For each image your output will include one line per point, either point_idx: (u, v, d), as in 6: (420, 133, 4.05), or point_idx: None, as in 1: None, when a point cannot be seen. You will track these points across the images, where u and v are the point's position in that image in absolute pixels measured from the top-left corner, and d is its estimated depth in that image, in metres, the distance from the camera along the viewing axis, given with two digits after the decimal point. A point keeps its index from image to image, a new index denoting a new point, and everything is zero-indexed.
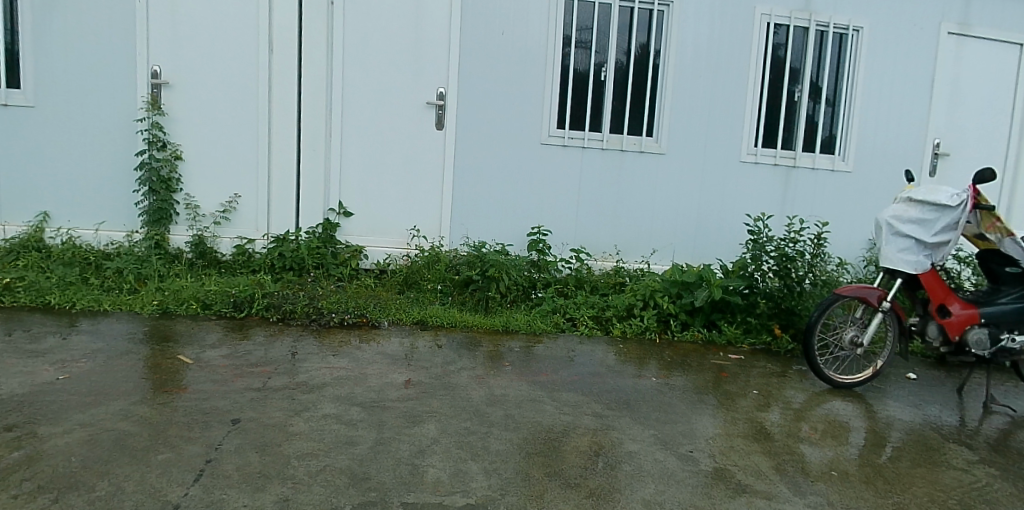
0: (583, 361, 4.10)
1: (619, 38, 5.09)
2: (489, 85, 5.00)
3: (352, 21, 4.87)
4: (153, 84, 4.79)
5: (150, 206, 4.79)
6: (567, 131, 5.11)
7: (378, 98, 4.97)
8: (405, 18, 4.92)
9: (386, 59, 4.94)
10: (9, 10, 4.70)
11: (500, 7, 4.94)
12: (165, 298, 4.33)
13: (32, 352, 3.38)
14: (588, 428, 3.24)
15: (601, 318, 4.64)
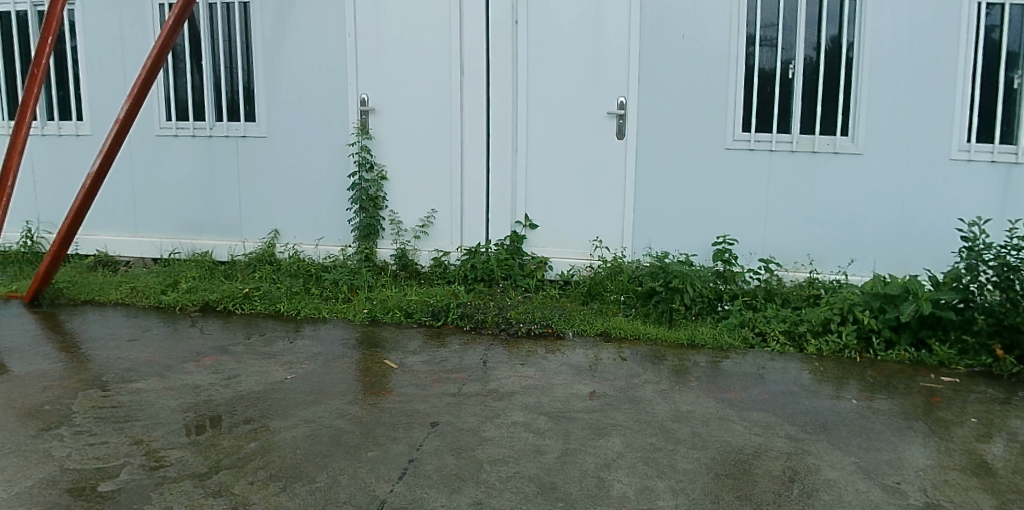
0: (775, 379, 3.89)
1: (807, 32, 4.77)
2: (670, 93, 4.91)
3: (535, 35, 5.02)
4: (362, 111, 5.25)
5: (361, 222, 5.23)
6: (753, 134, 4.87)
7: (558, 109, 5.07)
8: (583, 28, 4.96)
9: (566, 69, 5.02)
10: (247, 53, 5.37)
11: (681, 11, 4.81)
12: (373, 307, 4.70)
13: (266, 353, 3.81)
14: (781, 452, 3.08)
15: (795, 334, 4.36)
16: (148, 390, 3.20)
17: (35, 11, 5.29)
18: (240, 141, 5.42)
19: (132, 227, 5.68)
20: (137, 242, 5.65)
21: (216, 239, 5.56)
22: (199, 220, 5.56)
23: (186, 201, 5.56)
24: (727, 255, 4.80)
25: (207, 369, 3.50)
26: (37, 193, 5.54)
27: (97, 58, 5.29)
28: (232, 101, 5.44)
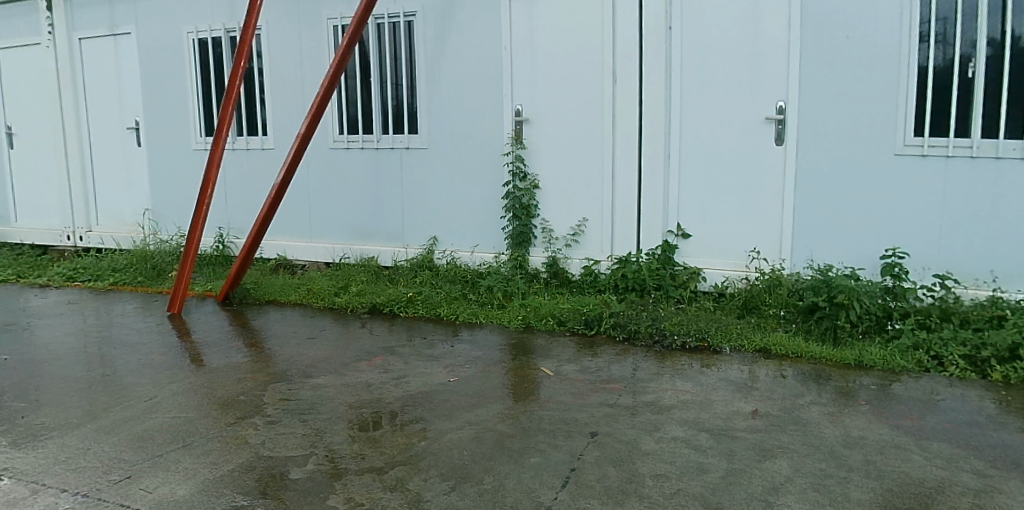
0: (955, 407, 3.53)
1: (990, 21, 4.15)
2: (833, 94, 4.56)
3: (689, 40, 4.87)
4: (516, 121, 5.35)
5: (514, 230, 5.33)
6: (927, 138, 4.35)
7: (713, 114, 4.88)
8: (740, 29, 4.74)
9: (720, 74, 4.83)
10: (410, 68, 5.63)
11: (847, 9, 4.45)
12: (527, 314, 4.75)
13: (430, 355, 3.95)
14: (968, 488, 2.77)
15: (977, 359, 3.92)
16: (326, 386, 3.41)
17: (229, 37, 5.84)
18: (403, 152, 5.70)
19: (307, 233, 6.12)
20: (312, 248, 6.08)
21: (381, 245, 5.86)
22: (365, 226, 5.90)
23: (354, 209, 5.91)
24: (897, 269, 4.36)
25: (377, 368, 3.68)
26: (228, 202, 6.10)
27: (280, 78, 5.75)
28: (396, 114, 5.72)
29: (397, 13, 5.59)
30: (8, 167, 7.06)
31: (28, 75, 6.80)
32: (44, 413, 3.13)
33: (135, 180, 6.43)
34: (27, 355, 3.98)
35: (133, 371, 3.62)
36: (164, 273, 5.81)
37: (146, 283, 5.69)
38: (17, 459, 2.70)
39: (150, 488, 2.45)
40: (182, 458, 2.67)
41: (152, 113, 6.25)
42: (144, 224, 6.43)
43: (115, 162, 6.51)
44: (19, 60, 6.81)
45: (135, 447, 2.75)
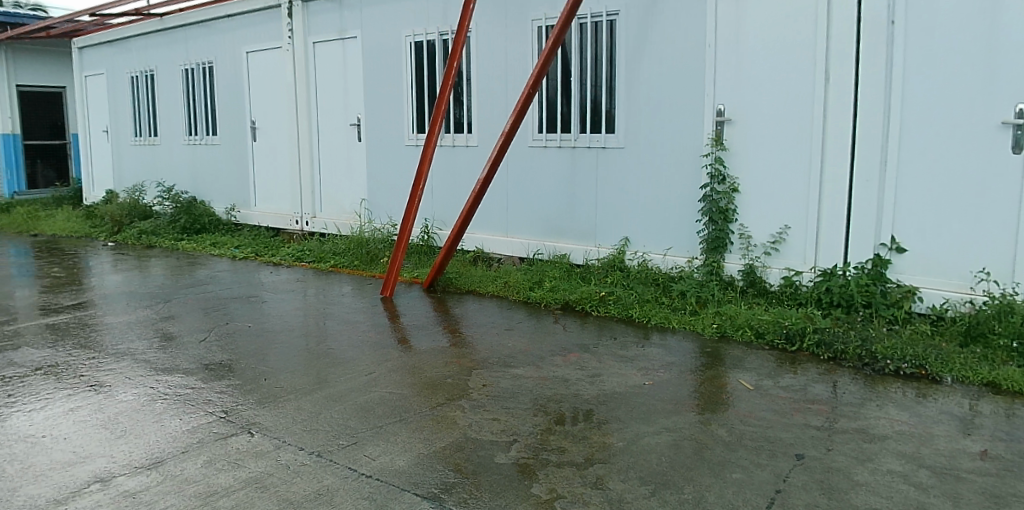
0: None
1: None
2: None
3: (914, 33, 4.35)
4: (717, 121, 5.13)
5: (710, 234, 5.15)
6: None
7: (938, 116, 4.33)
8: (976, 20, 4.15)
9: (949, 71, 4.26)
10: (611, 67, 5.64)
11: None
12: (722, 322, 4.59)
13: (624, 357, 3.94)
14: None
15: None
16: (524, 377, 3.52)
17: (442, 40, 6.19)
18: (600, 151, 5.72)
19: (503, 228, 6.37)
20: (508, 242, 6.30)
21: (574, 243, 5.94)
22: (558, 224, 6.01)
23: (550, 207, 6.03)
24: None
25: (573, 364, 3.73)
26: (433, 195, 6.48)
27: (486, 78, 6.02)
28: (595, 113, 5.76)
29: (600, 12, 5.62)
30: (251, 157, 8.00)
31: (271, 76, 7.66)
32: (282, 378, 3.56)
33: (354, 174, 7.02)
34: (265, 324, 4.51)
35: (353, 348, 4.00)
36: (377, 259, 6.29)
37: (361, 268, 6.21)
38: (263, 416, 3.09)
39: (373, 455, 2.68)
40: (399, 431, 2.89)
41: (371, 110, 6.79)
42: (359, 213, 7.01)
43: (338, 155, 7.14)
44: (264, 62, 7.68)
45: (359, 417, 3.03)
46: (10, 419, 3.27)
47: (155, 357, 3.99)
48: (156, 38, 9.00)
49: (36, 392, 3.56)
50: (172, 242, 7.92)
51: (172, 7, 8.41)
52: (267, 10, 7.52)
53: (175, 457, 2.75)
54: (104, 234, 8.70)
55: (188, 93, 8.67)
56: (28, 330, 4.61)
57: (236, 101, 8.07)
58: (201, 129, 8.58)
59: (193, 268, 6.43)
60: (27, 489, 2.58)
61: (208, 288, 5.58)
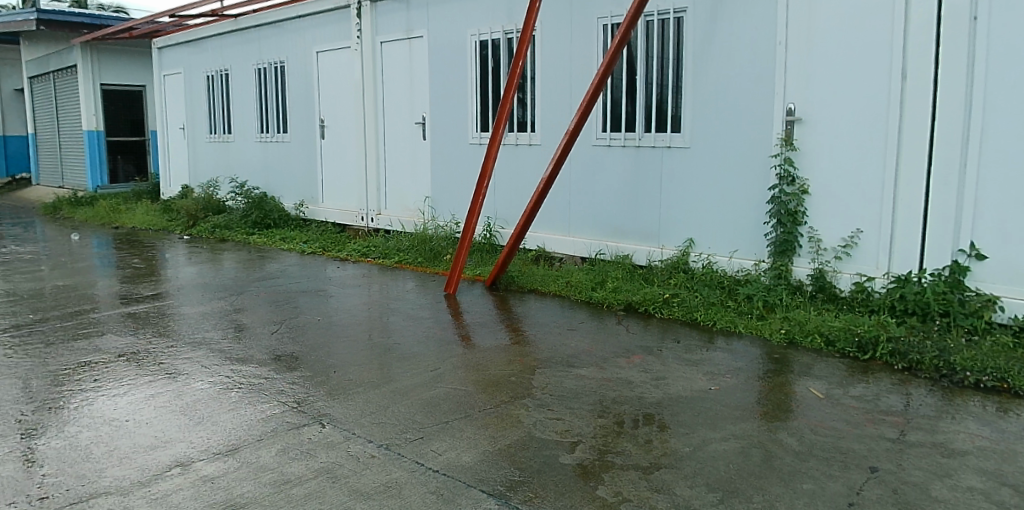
0: None
1: None
2: None
3: (1000, 29, 4.12)
4: (787, 121, 4.99)
5: (777, 237, 5.02)
6: None
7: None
8: None
9: None
10: (678, 66, 5.56)
11: None
12: (790, 328, 4.48)
13: (690, 360, 3.88)
14: None
15: None
16: (588, 378, 3.50)
17: (507, 38, 6.21)
18: (665, 151, 5.65)
19: (566, 227, 6.36)
20: (570, 242, 6.29)
21: (636, 244, 5.89)
22: (620, 224, 5.97)
23: (613, 207, 6.00)
24: None
25: (637, 367, 3.69)
26: (496, 194, 6.51)
27: (551, 77, 6.01)
28: (660, 112, 5.69)
29: (668, 9, 5.54)
30: (320, 154, 8.20)
31: (339, 75, 7.84)
32: (350, 371, 3.64)
33: (418, 171, 7.12)
34: (333, 318, 4.62)
35: (417, 343, 4.06)
36: (440, 255, 6.37)
37: (424, 264, 6.30)
38: (333, 408, 3.17)
39: (440, 451, 2.71)
40: (465, 427, 2.92)
41: (436, 109, 6.87)
42: (423, 210, 7.11)
43: (404, 153, 7.25)
44: (333, 61, 7.87)
45: (426, 412, 3.08)
46: (97, 402, 3.44)
47: (230, 346, 4.14)
48: (231, 38, 9.32)
49: (121, 378, 3.74)
50: (243, 236, 8.20)
51: (247, 9, 8.69)
52: (337, 10, 7.70)
53: (250, 444, 2.85)
54: (180, 227, 9.07)
55: (260, 91, 8.94)
56: (111, 318, 4.84)
57: (306, 100, 8.28)
58: (272, 126, 8.84)
59: (264, 261, 6.64)
60: (114, 470, 2.71)
61: (277, 281, 5.75)
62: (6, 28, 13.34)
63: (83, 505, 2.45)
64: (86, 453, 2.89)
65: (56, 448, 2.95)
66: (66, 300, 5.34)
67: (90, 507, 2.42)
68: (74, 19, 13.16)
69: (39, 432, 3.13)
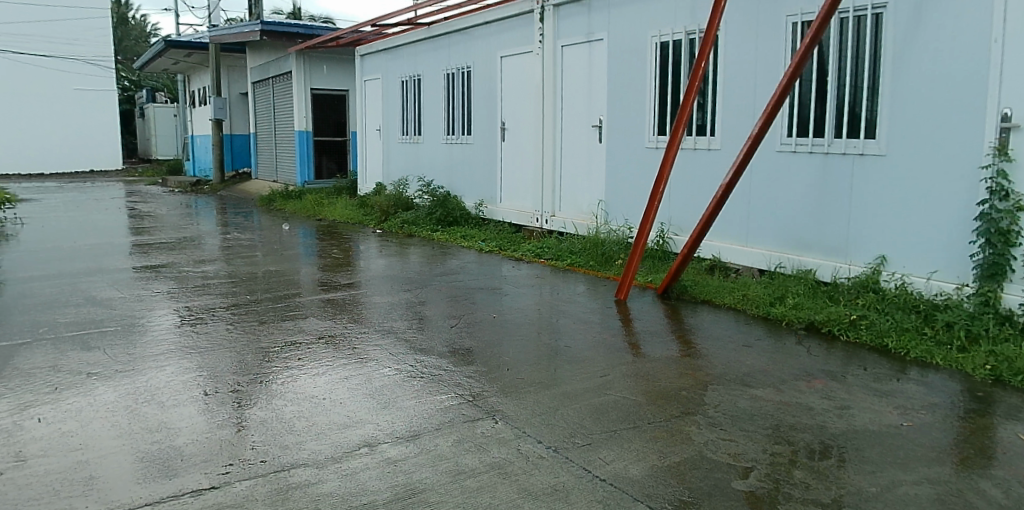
0: None
1: None
2: None
3: None
4: (1002, 128, 4.40)
5: (986, 259, 4.42)
6: None
7: None
8: None
9: None
10: (875, 67, 5.11)
11: None
12: (998, 364, 3.95)
13: (879, 391, 3.61)
14: None
15: None
16: (763, 399, 3.38)
17: (688, 39, 6.07)
18: (857, 159, 5.25)
19: (744, 237, 6.13)
20: (748, 253, 6.05)
21: (820, 258, 5.54)
22: (804, 236, 5.66)
23: (796, 218, 5.69)
24: None
25: (818, 392, 3.50)
26: (672, 200, 6.42)
27: (734, 80, 5.80)
28: (853, 116, 5.29)
29: (865, 5, 5.10)
30: (499, 156, 8.52)
31: (521, 79, 8.09)
32: (522, 370, 3.77)
33: (593, 174, 7.17)
34: (507, 317, 4.81)
35: (588, 348, 4.13)
36: (612, 259, 6.38)
37: (596, 268, 6.35)
38: (506, 406, 3.31)
39: (607, 460, 2.75)
40: (633, 438, 2.93)
41: (614, 112, 6.87)
42: (596, 213, 7.16)
43: (580, 157, 7.34)
44: (516, 66, 8.13)
45: (594, 418, 3.13)
46: (299, 379, 3.85)
47: (414, 337, 4.44)
48: (424, 45, 9.92)
49: (319, 359, 4.15)
50: (428, 232, 8.73)
51: (439, 16, 9.20)
52: (521, 15, 7.94)
53: (429, 433, 3.05)
54: (373, 222, 9.84)
55: (447, 95, 9.45)
56: (313, 302, 5.37)
57: (489, 103, 8.64)
58: (457, 128, 9.32)
59: (445, 257, 7.03)
60: (311, 444, 3.02)
61: (457, 277, 6.07)
62: (237, 38, 15.19)
63: (285, 473, 2.76)
64: (290, 425, 3.25)
65: (265, 418, 3.35)
66: (277, 284, 6.01)
67: (292, 476, 2.73)
68: (291, 29, 14.70)
69: (253, 402, 3.56)
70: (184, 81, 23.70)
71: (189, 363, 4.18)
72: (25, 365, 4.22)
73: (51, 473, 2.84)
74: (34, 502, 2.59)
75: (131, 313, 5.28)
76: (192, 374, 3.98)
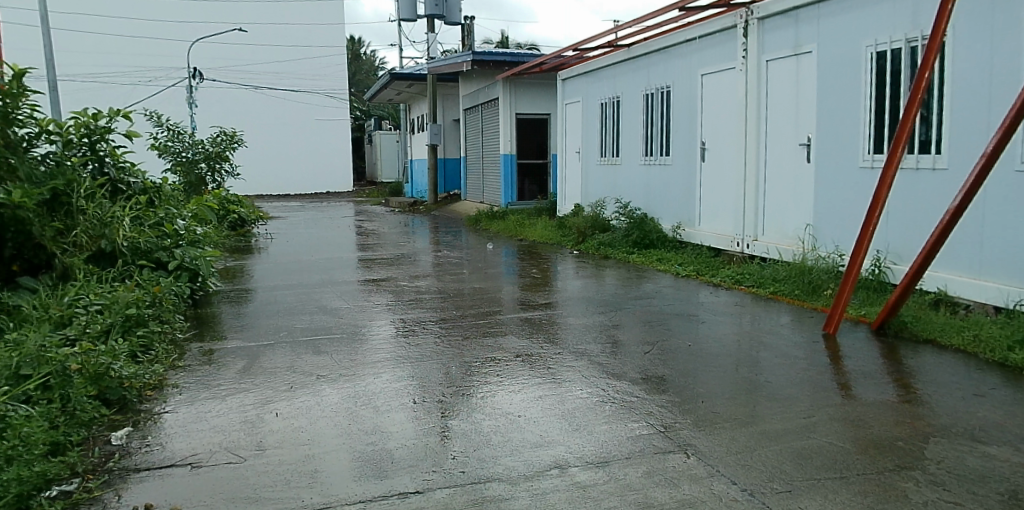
0: None
1: None
2: None
3: None
4: None
5: None
6: None
7: None
8: None
9: None
10: None
11: None
12: None
13: None
14: None
15: None
16: (999, 459, 2.99)
17: (909, 47, 5.56)
18: None
19: (976, 269, 5.43)
20: (981, 287, 5.36)
21: None
22: None
23: None
24: None
25: None
26: (891, 225, 5.90)
27: (965, 90, 5.19)
28: None
29: None
30: (699, 177, 8.35)
31: (722, 97, 7.88)
32: (717, 403, 3.68)
33: (801, 197, 6.77)
34: (703, 346, 4.70)
35: (790, 385, 3.91)
36: (820, 289, 5.96)
37: (802, 298, 5.96)
38: (700, 440, 3.25)
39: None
40: (840, 489, 2.74)
41: (823, 130, 6.45)
42: (803, 238, 6.75)
43: (786, 178, 6.97)
44: (717, 84, 7.94)
45: (796, 463, 2.97)
46: (498, 395, 4.07)
47: (607, 361, 4.50)
48: (624, 66, 10.02)
49: (517, 376, 4.35)
50: (624, 254, 8.76)
51: (639, 36, 9.26)
52: (724, 31, 7.75)
53: (619, 461, 3.08)
54: (571, 243, 10.06)
55: (647, 115, 9.44)
56: (512, 321, 5.64)
57: (689, 123, 8.51)
58: (656, 149, 9.26)
59: (641, 280, 7.02)
60: (506, 459, 3.19)
61: (652, 302, 6.03)
62: (451, 68, 16.33)
63: (481, 485, 2.94)
64: (487, 439, 3.45)
65: (465, 429, 3.59)
66: (480, 301, 6.37)
67: (487, 489, 2.90)
68: (500, 58, 15.57)
69: (455, 413, 3.83)
70: (405, 109, 25.86)
71: (400, 372, 4.58)
72: (269, 364, 4.89)
73: (284, 463, 3.28)
74: (271, 488, 3.01)
75: (354, 322, 5.89)
76: (404, 383, 4.36)
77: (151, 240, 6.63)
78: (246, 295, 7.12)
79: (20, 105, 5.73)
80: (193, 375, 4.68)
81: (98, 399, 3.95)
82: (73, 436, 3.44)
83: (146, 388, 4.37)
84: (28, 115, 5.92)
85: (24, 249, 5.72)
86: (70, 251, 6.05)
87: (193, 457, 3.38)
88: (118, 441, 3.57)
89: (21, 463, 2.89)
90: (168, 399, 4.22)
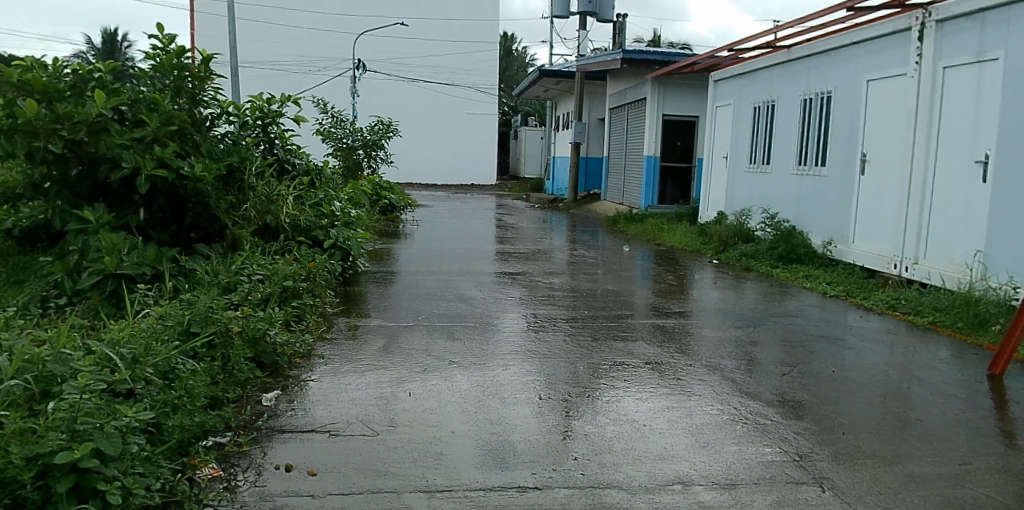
0: None
1: None
2: None
3: None
4: None
5: None
6: None
7: None
8: None
9: None
10: None
11: None
12: None
13: None
14: None
15: None
16: None
17: None
18: None
19: None
20: None
21: None
22: None
23: None
24: None
25: None
26: None
27: None
28: None
29: None
30: (857, 191, 7.83)
31: (890, 106, 7.33)
32: (860, 437, 3.45)
33: (972, 221, 6.16)
34: (849, 373, 4.41)
35: (945, 426, 3.60)
36: (988, 324, 5.42)
37: (965, 332, 5.45)
38: (837, 475, 3.07)
39: None
40: None
41: (1005, 147, 5.84)
42: (971, 266, 6.15)
43: (955, 198, 6.39)
44: (885, 91, 7.40)
45: None
46: (623, 400, 4.04)
47: (742, 379, 4.33)
48: (781, 69, 9.57)
49: (644, 384, 4.29)
50: (768, 268, 8.38)
51: (800, 38, 8.80)
52: (897, 34, 7.19)
53: (747, 486, 2.97)
54: (711, 251, 9.75)
55: (803, 121, 8.97)
56: (644, 327, 5.56)
57: (850, 132, 7.99)
58: (811, 158, 8.77)
59: (784, 297, 6.69)
60: (628, 468, 3.16)
61: (795, 321, 5.74)
62: (601, 67, 16.27)
63: (600, 491, 2.94)
64: (609, 444, 3.43)
65: (589, 431, 3.60)
66: (613, 303, 6.34)
67: (606, 495, 2.90)
68: (650, 56, 15.32)
69: (579, 414, 3.84)
70: (550, 106, 26.17)
71: (528, 366, 4.65)
72: (406, 345, 5.13)
73: (412, 442, 3.44)
74: (399, 464, 3.17)
75: (488, 313, 6.05)
76: (530, 378, 4.43)
77: (310, 218, 7.15)
78: (390, 277, 7.51)
79: (206, 87, 6.38)
80: (337, 348, 5.00)
81: (254, 361, 4.33)
82: (230, 392, 3.81)
83: (297, 355, 4.72)
84: (212, 96, 6.58)
85: (201, 219, 6.31)
86: (239, 223, 6.60)
87: (332, 425, 3.62)
88: (267, 402, 3.89)
89: (186, 412, 3.24)
90: (314, 368, 4.54)
